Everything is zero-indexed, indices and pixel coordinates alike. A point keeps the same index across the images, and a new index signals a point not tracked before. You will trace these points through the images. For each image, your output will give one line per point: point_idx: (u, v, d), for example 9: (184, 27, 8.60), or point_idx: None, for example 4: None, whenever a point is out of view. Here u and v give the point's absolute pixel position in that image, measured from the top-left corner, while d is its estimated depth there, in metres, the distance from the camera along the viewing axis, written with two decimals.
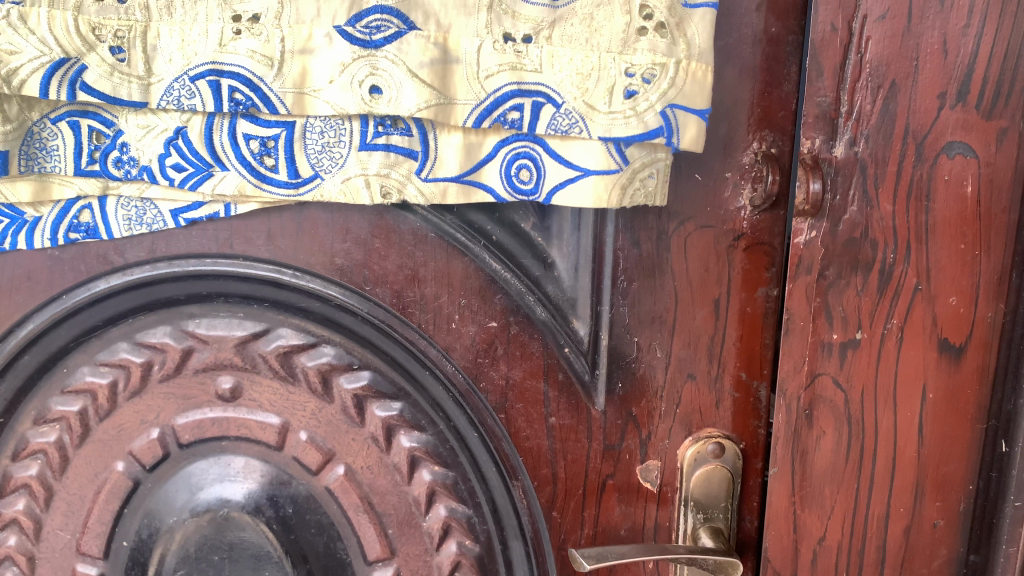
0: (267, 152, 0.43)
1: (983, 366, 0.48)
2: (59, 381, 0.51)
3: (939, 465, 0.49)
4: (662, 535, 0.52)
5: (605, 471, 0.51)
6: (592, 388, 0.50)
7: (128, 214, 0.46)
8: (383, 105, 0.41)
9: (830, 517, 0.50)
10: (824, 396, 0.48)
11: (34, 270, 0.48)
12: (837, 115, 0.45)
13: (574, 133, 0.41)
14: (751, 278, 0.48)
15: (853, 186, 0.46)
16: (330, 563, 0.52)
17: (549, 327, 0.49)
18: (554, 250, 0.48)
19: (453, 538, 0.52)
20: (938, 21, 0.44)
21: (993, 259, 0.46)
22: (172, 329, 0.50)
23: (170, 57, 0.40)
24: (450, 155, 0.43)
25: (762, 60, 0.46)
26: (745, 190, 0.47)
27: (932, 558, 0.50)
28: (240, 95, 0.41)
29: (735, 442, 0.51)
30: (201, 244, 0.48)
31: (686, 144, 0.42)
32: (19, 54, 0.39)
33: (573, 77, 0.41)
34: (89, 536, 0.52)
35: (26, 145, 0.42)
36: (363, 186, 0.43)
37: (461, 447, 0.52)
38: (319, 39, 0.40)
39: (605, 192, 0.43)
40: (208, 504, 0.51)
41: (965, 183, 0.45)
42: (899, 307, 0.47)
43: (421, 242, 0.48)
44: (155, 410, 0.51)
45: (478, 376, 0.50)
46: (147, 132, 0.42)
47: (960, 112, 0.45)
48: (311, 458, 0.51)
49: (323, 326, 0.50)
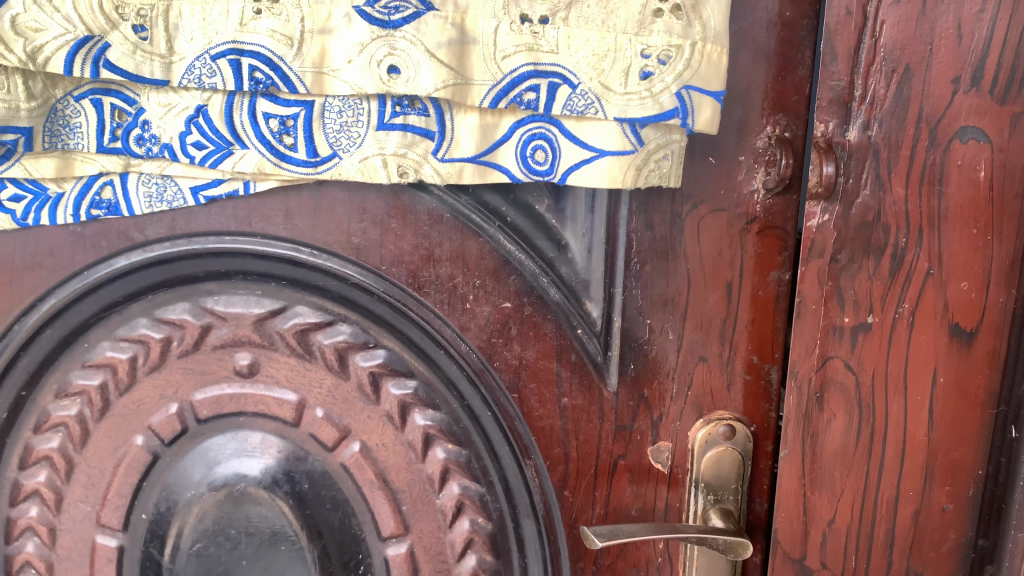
0: (286, 131, 0.43)
1: (994, 351, 0.48)
2: (80, 356, 0.52)
3: (949, 449, 0.49)
4: (672, 515, 0.52)
5: (616, 451, 0.52)
6: (604, 369, 0.50)
7: (149, 191, 0.46)
8: (401, 85, 0.41)
9: (839, 499, 0.50)
10: (835, 379, 0.49)
11: (55, 246, 0.49)
12: (851, 100, 0.45)
13: (589, 113, 0.42)
14: (764, 261, 0.49)
15: (866, 170, 0.46)
16: (344, 539, 0.53)
17: (562, 308, 0.50)
18: (569, 233, 0.49)
19: (466, 516, 0.52)
20: (953, 6, 0.44)
21: (1005, 245, 0.46)
22: (190, 306, 0.51)
23: (191, 36, 0.41)
24: (466, 135, 0.43)
25: (777, 44, 0.46)
26: (759, 173, 0.47)
27: (941, 542, 0.51)
28: (260, 74, 0.41)
29: (746, 425, 0.51)
30: (220, 223, 0.48)
31: (701, 126, 0.42)
32: (44, 31, 0.40)
33: (589, 58, 0.41)
34: (108, 508, 0.53)
35: (49, 123, 0.43)
36: (380, 165, 0.44)
37: (474, 426, 0.52)
38: (338, 19, 0.41)
39: (619, 172, 0.43)
40: (224, 478, 0.52)
41: (978, 168, 0.46)
42: (911, 291, 0.47)
43: (436, 223, 0.48)
44: (174, 386, 0.52)
45: (492, 356, 0.51)
46: (168, 110, 0.43)
47: (974, 97, 0.45)
48: (327, 434, 0.52)
49: (339, 305, 0.51)
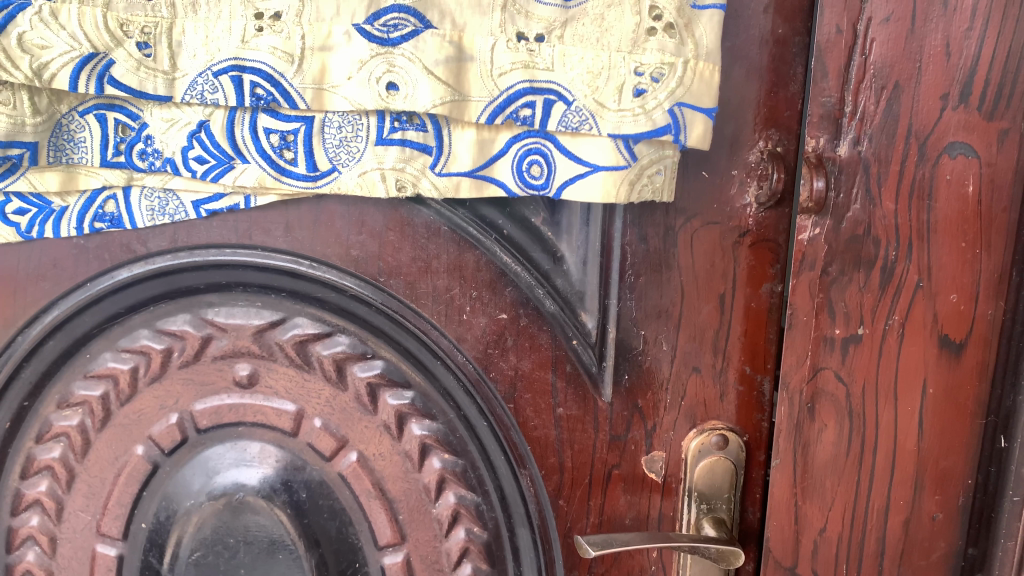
0: (286, 146, 0.44)
1: (983, 362, 0.48)
2: (82, 366, 0.52)
3: (938, 459, 0.50)
4: (666, 524, 0.53)
5: (611, 461, 0.52)
6: (599, 380, 0.51)
7: (151, 204, 0.47)
8: (399, 101, 0.42)
9: (831, 509, 0.51)
10: (826, 390, 0.49)
11: (59, 259, 0.50)
12: (841, 115, 0.46)
13: (583, 130, 0.43)
14: (756, 273, 0.49)
15: (856, 185, 0.47)
16: (342, 548, 0.54)
17: (558, 320, 0.50)
18: (564, 245, 0.50)
19: (462, 525, 0.53)
20: (941, 24, 0.45)
21: (993, 258, 0.47)
22: (191, 317, 0.52)
23: (194, 53, 0.41)
24: (463, 150, 0.44)
25: (769, 61, 0.47)
26: (751, 187, 0.48)
27: (931, 551, 0.51)
28: (261, 90, 0.42)
29: (739, 435, 0.52)
30: (221, 235, 0.49)
31: (693, 142, 0.43)
32: (50, 48, 0.40)
33: (584, 76, 0.42)
34: (108, 517, 0.54)
35: (54, 137, 0.43)
36: (379, 180, 0.45)
37: (470, 436, 0.53)
38: (338, 36, 0.41)
39: (613, 187, 0.44)
40: (223, 488, 0.52)
41: (966, 183, 0.46)
42: (901, 303, 0.48)
43: (434, 236, 0.49)
44: (174, 396, 0.52)
45: (488, 367, 0.51)
46: (171, 125, 0.44)
47: (962, 113, 0.46)
48: (325, 444, 0.53)
49: (338, 316, 0.51)
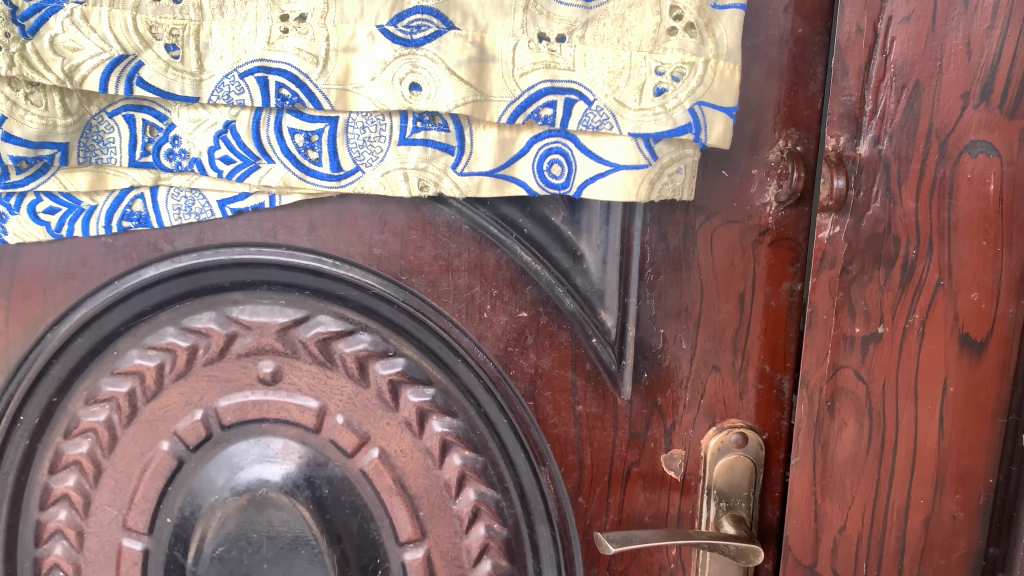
0: (311, 146, 0.45)
1: (1004, 361, 0.48)
2: (109, 363, 0.53)
3: (959, 458, 0.50)
4: (685, 522, 0.53)
5: (630, 459, 0.52)
6: (619, 378, 0.51)
7: (177, 203, 0.48)
8: (422, 101, 0.43)
9: (850, 507, 0.51)
10: (846, 388, 0.50)
11: (88, 257, 0.50)
12: (861, 115, 0.46)
13: (604, 129, 0.43)
14: (776, 272, 0.50)
15: (876, 184, 0.47)
16: (363, 543, 0.54)
17: (578, 318, 0.51)
18: (584, 244, 0.50)
19: (482, 522, 0.54)
20: (962, 23, 0.45)
21: (1015, 257, 0.47)
22: (216, 315, 0.52)
23: (221, 55, 0.42)
24: (485, 150, 0.44)
25: (789, 61, 0.47)
26: (771, 186, 0.48)
27: (951, 550, 0.51)
28: (286, 91, 0.43)
29: (758, 433, 0.52)
30: (246, 234, 0.50)
31: (714, 140, 0.44)
32: (81, 51, 0.41)
33: (604, 76, 0.42)
34: (134, 512, 0.55)
35: (84, 138, 0.44)
36: (401, 179, 0.45)
37: (490, 433, 0.53)
38: (362, 38, 0.42)
39: (634, 185, 0.44)
40: (247, 483, 0.53)
41: (988, 182, 0.46)
42: (921, 302, 0.48)
43: (455, 234, 0.50)
44: (199, 393, 0.53)
45: (508, 364, 0.52)
46: (198, 125, 0.44)
47: (983, 112, 0.46)
48: (347, 440, 0.53)
49: (361, 314, 0.52)
